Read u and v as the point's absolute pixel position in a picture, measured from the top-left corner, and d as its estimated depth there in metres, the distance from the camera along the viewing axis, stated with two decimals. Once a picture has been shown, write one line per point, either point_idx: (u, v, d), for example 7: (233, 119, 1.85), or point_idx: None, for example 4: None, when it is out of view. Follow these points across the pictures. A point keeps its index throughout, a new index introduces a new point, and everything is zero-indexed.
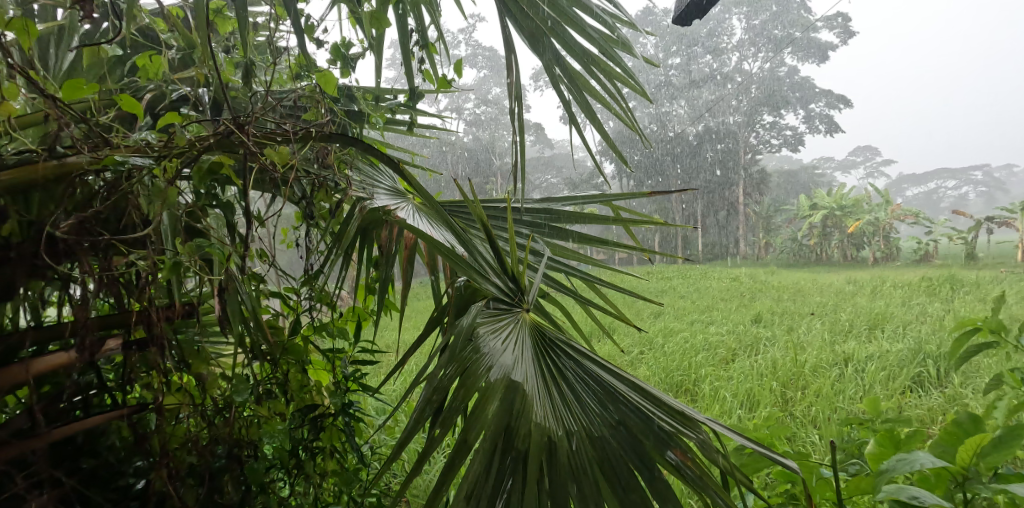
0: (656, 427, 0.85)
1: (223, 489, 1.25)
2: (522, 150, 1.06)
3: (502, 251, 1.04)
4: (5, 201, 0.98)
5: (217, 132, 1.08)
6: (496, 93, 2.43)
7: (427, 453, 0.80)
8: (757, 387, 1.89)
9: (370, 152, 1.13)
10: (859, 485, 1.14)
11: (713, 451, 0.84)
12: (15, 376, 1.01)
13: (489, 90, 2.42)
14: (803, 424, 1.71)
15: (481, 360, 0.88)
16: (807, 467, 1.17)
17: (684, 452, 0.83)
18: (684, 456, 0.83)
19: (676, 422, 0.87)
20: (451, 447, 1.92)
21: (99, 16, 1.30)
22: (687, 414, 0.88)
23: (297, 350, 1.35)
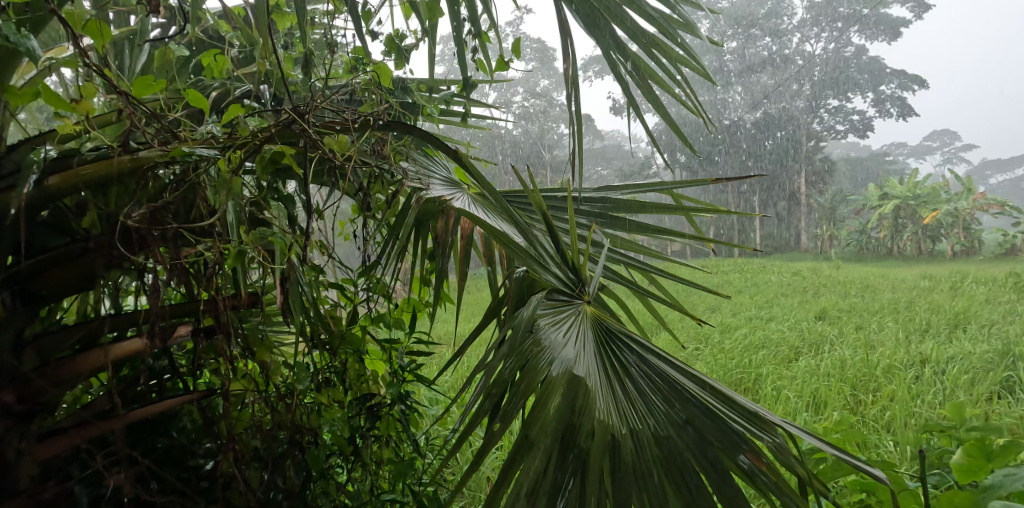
0: (727, 428, 0.82)
1: (286, 474, 1.29)
2: (580, 138, 1.04)
3: (562, 241, 1.03)
4: (86, 194, 1.02)
5: (279, 122, 1.10)
6: (545, 85, 2.38)
7: (488, 447, 0.79)
8: (823, 388, 1.78)
9: (428, 137, 1.15)
10: (953, 500, 1.07)
11: (790, 456, 0.80)
12: (94, 361, 1.04)
13: (537, 83, 2.36)
14: (876, 428, 1.63)
15: (542, 353, 0.87)
16: (892, 478, 1.12)
17: (757, 456, 0.79)
18: (757, 461, 0.79)
19: (748, 423, 0.84)
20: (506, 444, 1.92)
21: (170, 18, 1.35)
22: (761, 416, 0.84)
23: (355, 340, 1.39)
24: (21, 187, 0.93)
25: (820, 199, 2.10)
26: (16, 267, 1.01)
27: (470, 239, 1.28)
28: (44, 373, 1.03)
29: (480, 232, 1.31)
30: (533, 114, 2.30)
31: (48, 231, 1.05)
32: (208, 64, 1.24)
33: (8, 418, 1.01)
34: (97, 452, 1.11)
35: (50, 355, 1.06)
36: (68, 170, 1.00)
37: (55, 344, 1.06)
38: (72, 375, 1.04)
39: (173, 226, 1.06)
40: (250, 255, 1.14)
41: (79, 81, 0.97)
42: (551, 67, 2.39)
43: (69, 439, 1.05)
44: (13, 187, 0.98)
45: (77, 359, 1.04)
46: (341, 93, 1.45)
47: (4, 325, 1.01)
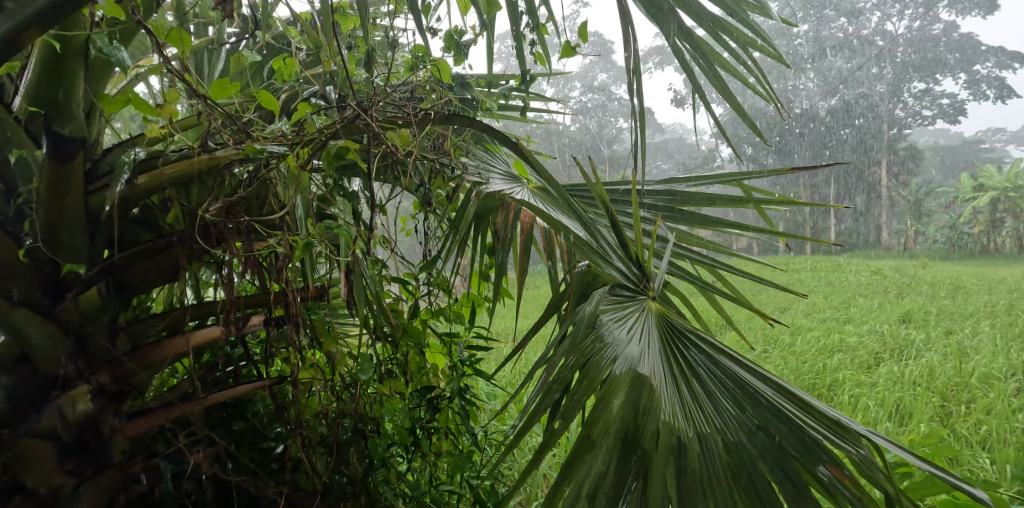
0: (804, 436, 0.78)
1: (350, 461, 1.33)
2: (643, 129, 1.01)
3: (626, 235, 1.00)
4: (171, 193, 1.08)
5: (344, 119, 1.11)
6: (603, 79, 2.30)
7: (547, 445, 0.78)
8: (908, 397, 1.70)
9: (489, 130, 1.15)
10: None
11: (875, 470, 0.76)
12: (178, 346, 1.11)
13: (595, 77, 2.29)
14: (969, 443, 1.55)
15: (605, 350, 0.86)
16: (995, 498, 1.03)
17: (839, 468, 0.75)
18: (839, 473, 0.75)
19: (829, 433, 0.79)
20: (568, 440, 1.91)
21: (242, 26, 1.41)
22: (844, 426, 0.80)
23: (416, 333, 1.42)
24: (114, 185, 0.99)
25: (903, 192, 1.95)
26: (110, 259, 1.07)
27: (531, 234, 1.20)
28: (135, 357, 1.09)
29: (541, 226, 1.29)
30: (591, 108, 2.27)
31: (138, 227, 1.13)
32: (277, 68, 1.28)
33: (103, 397, 1.06)
34: (179, 433, 1.18)
35: (140, 341, 1.13)
36: (155, 170, 1.05)
37: (146, 329, 1.12)
38: (157, 359, 1.11)
39: (245, 221, 1.10)
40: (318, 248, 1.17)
41: (162, 87, 1.01)
42: (609, 61, 2.30)
43: (155, 418, 1.12)
44: (108, 186, 1.05)
45: (162, 344, 1.11)
46: (401, 90, 1.47)
47: (99, 313, 1.06)
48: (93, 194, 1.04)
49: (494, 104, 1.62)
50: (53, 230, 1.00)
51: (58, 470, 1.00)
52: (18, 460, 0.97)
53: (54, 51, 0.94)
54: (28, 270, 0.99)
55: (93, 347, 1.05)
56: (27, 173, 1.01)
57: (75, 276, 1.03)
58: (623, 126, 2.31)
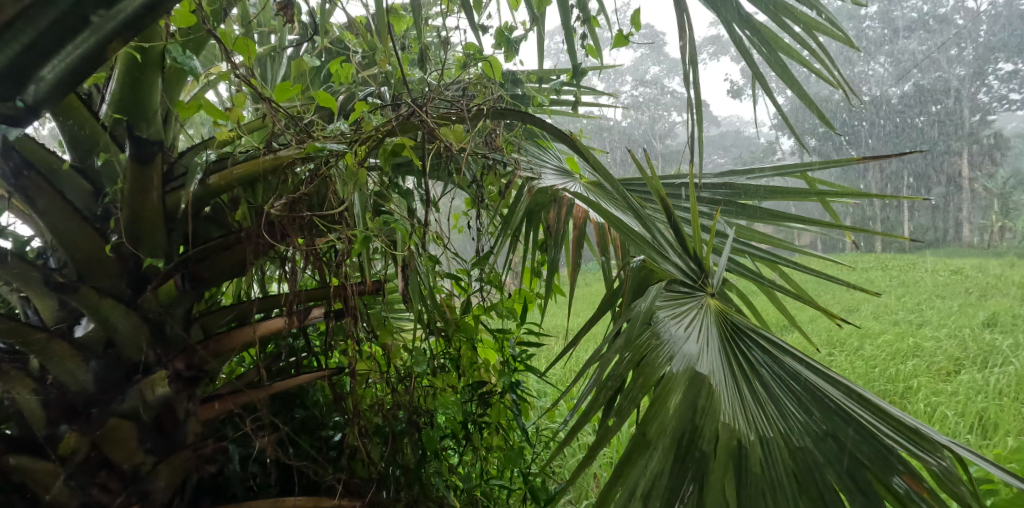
0: (876, 443, 0.75)
1: (404, 451, 1.36)
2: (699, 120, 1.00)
3: (683, 228, 0.99)
4: (238, 191, 1.13)
5: (401, 115, 1.13)
6: (655, 73, 2.18)
7: (601, 443, 0.77)
8: (994, 408, 1.56)
9: (544, 125, 1.16)
10: None
11: (956, 482, 0.72)
12: (244, 336, 1.15)
13: (647, 70, 2.18)
14: None
15: (662, 346, 0.85)
16: None
17: (917, 480, 0.72)
18: (916, 485, 0.71)
19: (905, 442, 0.76)
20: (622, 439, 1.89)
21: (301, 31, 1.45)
22: (922, 434, 0.77)
23: (469, 328, 1.45)
24: (190, 183, 1.05)
25: (986, 183, 1.64)
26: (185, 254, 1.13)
27: (584, 230, 1.20)
28: (208, 345, 1.14)
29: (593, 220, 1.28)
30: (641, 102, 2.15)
31: (209, 224, 1.19)
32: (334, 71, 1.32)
33: (179, 382, 1.11)
34: (247, 418, 1.24)
35: (212, 331, 1.19)
36: (224, 170, 1.11)
37: (217, 320, 1.18)
38: (226, 349, 1.16)
39: (306, 216, 1.14)
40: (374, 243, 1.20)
41: (230, 92, 1.07)
42: (661, 53, 2.17)
43: (224, 404, 1.17)
44: (183, 185, 1.11)
45: (230, 334, 1.15)
46: (452, 88, 1.48)
47: (176, 302, 1.12)
48: (170, 193, 1.10)
49: (546, 99, 1.61)
50: (134, 226, 1.05)
51: (138, 447, 1.06)
52: (104, 437, 1.02)
53: (133, 61, 1.05)
54: (113, 264, 1.06)
55: (170, 335, 1.11)
56: (112, 175, 1.11)
57: (154, 270, 1.09)
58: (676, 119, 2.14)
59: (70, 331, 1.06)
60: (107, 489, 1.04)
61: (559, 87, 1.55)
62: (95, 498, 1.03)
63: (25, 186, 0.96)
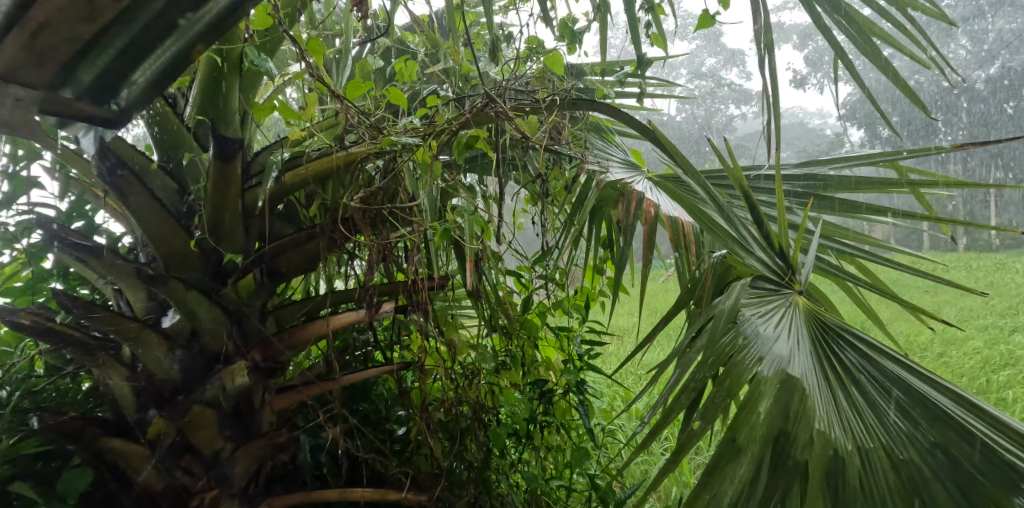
0: (989, 457, 0.71)
1: (468, 448, 1.38)
2: (776, 103, 0.99)
3: (767, 222, 0.96)
4: (313, 188, 1.16)
5: (475, 107, 1.14)
6: (711, 65, 1.84)
7: (686, 447, 0.74)
8: None
9: (624, 117, 1.16)
10: None
11: None
12: (319, 329, 1.19)
13: (702, 63, 1.86)
14: None
15: (749, 348, 0.82)
16: None
17: None
18: None
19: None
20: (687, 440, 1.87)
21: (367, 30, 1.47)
22: None
23: (531, 326, 1.46)
24: (268, 181, 1.08)
25: None
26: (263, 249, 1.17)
27: (657, 221, 1.12)
28: (283, 338, 1.18)
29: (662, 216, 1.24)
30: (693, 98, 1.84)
31: (282, 221, 1.23)
32: (398, 70, 1.32)
33: (256, 372, 1.15)
34: (318, 409, 1.27)
35: (286, 324, 1.22)
36: (298, 168, 1.14)
37: (290, 314, 1.21)
38: (300, 342, 1.19)
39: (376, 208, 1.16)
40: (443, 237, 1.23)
41: (305, 90, 1.10)
42: (718, 43, 1.83)
43: (300, 395, 1.20)
44: (260, 183, 1.15)
45: (305, 327, 1.19)
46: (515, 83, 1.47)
47: (254, 296, 1.16)
48: (249, 190, 1.15)
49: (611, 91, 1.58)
50: (216, 223, 1.10)
51: (218, 433, 1.10)
52: (187, 423, 1.07)
53: (214, 63, 1.11)
54: (197, 260, 1.10)
55: (248, 327, 1.15)
56: (195, 174, 1.17)
57: (233, 264, 1.13)
58: (735, 113, 1.82)
59: (158, 322, 1.11)
60: (190, 473, 1.08)
61: (624, 78, 1.52)
62: (180, 481, 1.07)
63: (118, 184, 1.00)
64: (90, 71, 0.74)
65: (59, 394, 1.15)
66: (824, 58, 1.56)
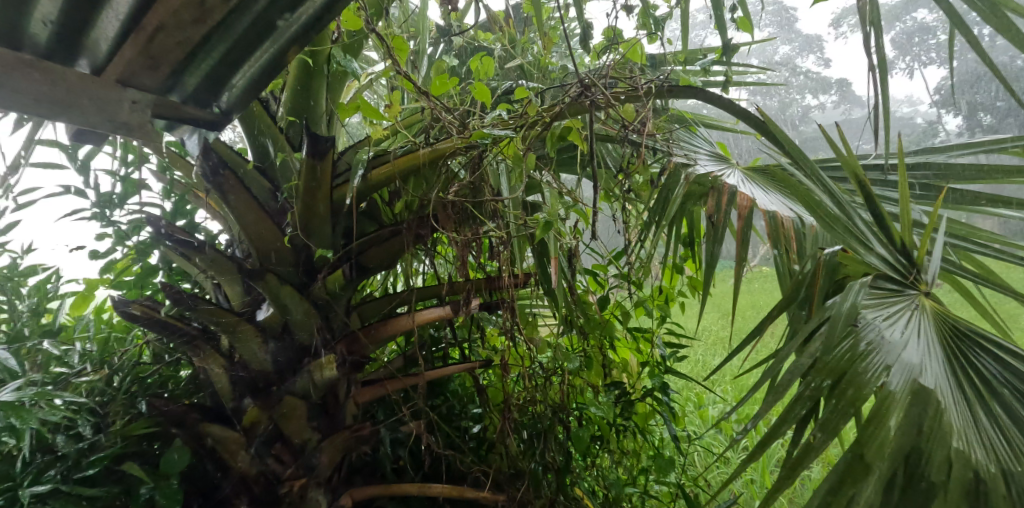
0: None
1: (550, 450, 1.35)
2: (885, 87, 0.93)
3: (889, 220, 0.91)
4: (400, 184, 1.18)
5: (568, 99, 1.13)
6: (785, 53, 1.72)
7: (805, 460, 0.70)
8: None
9: (740, 111, 1.15)
10: None
11: None
12: (403, 324, 1.20)
13: (775, 51, 1.75)
14: None
15: (874, 353, 0.78)
16: None
17: None
18: None
19: None
20: (774, 447, 1.79)
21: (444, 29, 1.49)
22: None
23: (605, 326, 1.42)
24: (357, 179, 1.11)
25: None
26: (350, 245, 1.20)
27: (750, 217, 1.07)
28: (368, 332, 1.21)
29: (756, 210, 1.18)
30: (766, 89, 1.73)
31: (366, 219, 1.26)
32: (475, 68, 1.29)
33: (343, 365, 1.18)
34: (400, 404, 1.29)
35: (368, 319, 1.24)
36: (387, 164, 1.16)
37: (374, 309, 1.24)
38: (385, 336, 1.21)
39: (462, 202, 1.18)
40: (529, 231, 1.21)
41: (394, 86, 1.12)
42: (791, 31, 1.73)
43: (383, 389, 1.23)
44: (347, 181, 1.18)
45: (389, 322, 1.21)
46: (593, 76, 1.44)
47: (341, 291, 1.19)
48: (337, 188, 1.17)
49: (695, 79, 1.51)
50: (307, 220, 1.13)
51: (307, 424, 1.13)
52: (279, 412, 1.11)
53: (305, 65, 1.16)
54: (289, 254, 1.14)
55: (335, 321, 1.18)
56: (286, 174, 1.21)
57: (323, 260, 1.17)
58: (813, 103, 1.69)
59: (253, 315, 1.13)
60: (280, 460, 1.12)
61: (708, 66, 1.43)
62: (271, 468, 1.11)
63: (220, 183, 1.04)
64: (197, 72, 0.85)
65: (161, 381, 1.21)
66: (913, 40, 1.46)
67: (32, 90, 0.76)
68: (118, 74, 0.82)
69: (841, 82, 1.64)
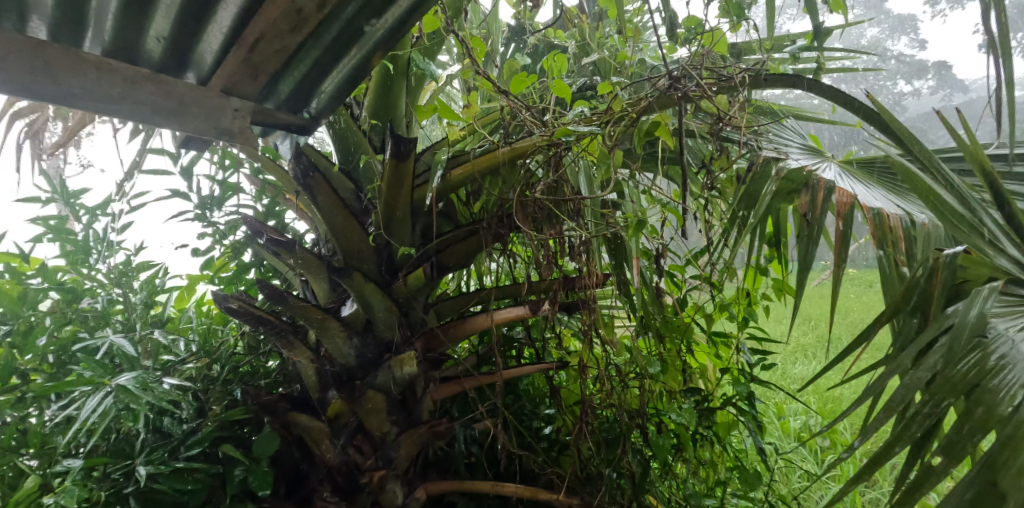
0: None
1: (622, 462, 1.30)
2: (1003, 72, 0.87)
3: (1019, 216, 0.90)
4: (481, 181, 1.18)
5: (658, 94, 1.12)
6: (874, 36, 1.62)
7: (922, 487, 0.71)
8: None
9: (842, 98, 1.08)
10: None
11: None
12: (482, 323, 1.20)
13: (861, 33, 1.65)
14: None
15: (1005, 373, 0.74)
16: None
17: None
18: None
19: None
20: (870, 458, 1.68)
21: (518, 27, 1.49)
22: None
23: (681, 328, 1.39)
24: (437, 179, 1.12)
25: None
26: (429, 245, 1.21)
27: (851, 217, 1.02)
28: (447, 331, 1.21)
29: (858, 206, 1.13)
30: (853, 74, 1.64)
31: (443, 219, 1.28)
32: (548, 65, 1.27)
33: (421, 362, 1.20)
34: (476, 400, 1.30)
35: (445, 317, 1.25)
36: (466, 163, 1.17)
37: (450, 308, 1.24)
38: (461, 335, 1.21)
39: (541, 200, 1.18)
40: (613, 226, 1.21)
41: (474, 85, 1.13)
42: (881, 10, 1.61)
43: (460, 386, 1.23)
44: (426, 182, 1.19)
45: (467, 322, 1.21)
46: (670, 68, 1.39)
47: (420, 290, 1.20)
48: (418, 188, 1.19)
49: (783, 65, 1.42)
50: (389, 219, 1.16)
51: (386, 418, 1.16)
52: (362, 406, 1.14)
53: (387, 71, 1.19)
54: (371, 253, 1.17)
55: (413, 318, 1.21)
56: (369, 176, 1.24)
57: (405, 259, 1.19)
58: (906, 89, 1.58)
59: (338, 311, 1.18)
60: (361, 452, 1.15)
61: (798, 52, 1.34)
62: (353, 459, 1.15)
63: (310, 185, 1.08)
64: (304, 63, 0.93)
65: (253, 371, 1.27)
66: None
67: (152, 102, 0.88)
68: (222, 84, 0.93)
69: (939, 64, 1.52)
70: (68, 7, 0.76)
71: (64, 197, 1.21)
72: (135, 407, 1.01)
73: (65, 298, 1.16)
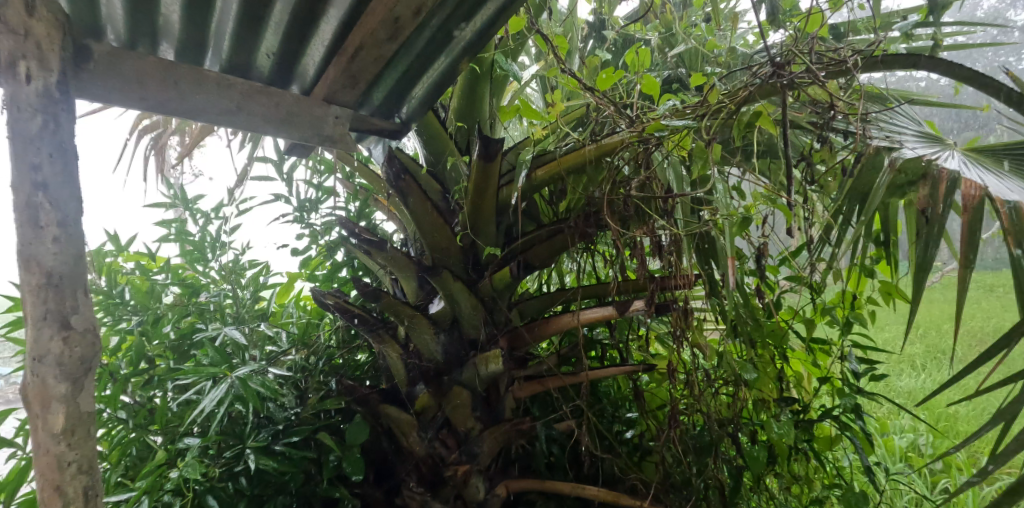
0: None
1: (710, 469, 1.27)
2: None
3: None
4: (566, 179, 1.19)
5: (758, 83, 1.07)
6: (992, 7, 1.49)
7: None
8: None
9: (976, 79, 0.99)
10: None
11: None
12: (566, 323, 1.19)
13: (978, 5, 1.51)
14: None
15: None
16: None
17: None
18: None
19: None
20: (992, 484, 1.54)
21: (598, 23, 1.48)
22: None
23: (776, 333, 1.31)
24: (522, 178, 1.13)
25: None
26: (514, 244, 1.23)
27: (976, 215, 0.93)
28: (532, 330, 1.22)
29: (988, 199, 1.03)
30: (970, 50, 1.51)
31: (525, 219, 1.29)
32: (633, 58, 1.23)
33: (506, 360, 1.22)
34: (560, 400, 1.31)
35: (528, 316, 1.26)
36: (550, 162, 1.17)
37: (532, 307, 1.25)
38: (546, 334, 1.21)
39: (632, 198, 1.16)
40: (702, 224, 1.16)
41: (560, 84, 1.14)
42: None
43: (543, 386, 1.23)
44: (512, 182, 1.21)
45: (551, 321, 1.21)
46: (760, 56, 1.33)
47: (506, 289, 1.21)
48: (504, 188, 1.21)
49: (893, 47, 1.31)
50: (475, 220, 1.18)
51: (471, 414, 1.18)
52: (448, 401, 1.18)
53: (472, 73, 1.22)
54: (458, 253, 1.21)
55: (498, 316, 1.23)
56: (456, 176, 1.27)
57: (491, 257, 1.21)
58: None
59: (426, 308, 1.22)
60: (446, 445, 1.18)
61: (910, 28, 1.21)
62: (438, 452, 1.18)
63: (402, 187, 1.12)
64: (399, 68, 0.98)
65: (345, 363, 1.34)
66: None
67: (264, 113, 0.98)
68: (324, 93, 1.03)
69: None
70: (192, 33, 0.92)
71: (185, 203, 1.31)
72: (250, 394, 1.10)
73: (185, 292, 1.27)
